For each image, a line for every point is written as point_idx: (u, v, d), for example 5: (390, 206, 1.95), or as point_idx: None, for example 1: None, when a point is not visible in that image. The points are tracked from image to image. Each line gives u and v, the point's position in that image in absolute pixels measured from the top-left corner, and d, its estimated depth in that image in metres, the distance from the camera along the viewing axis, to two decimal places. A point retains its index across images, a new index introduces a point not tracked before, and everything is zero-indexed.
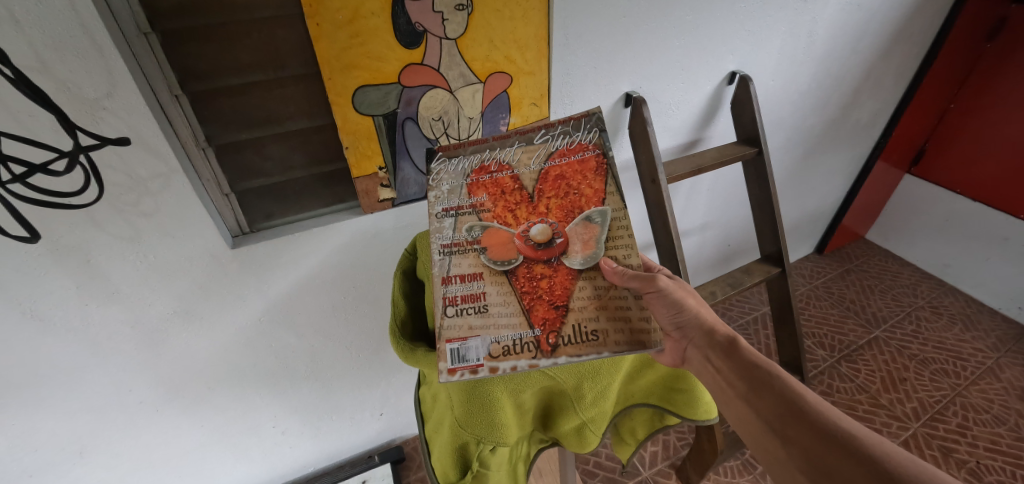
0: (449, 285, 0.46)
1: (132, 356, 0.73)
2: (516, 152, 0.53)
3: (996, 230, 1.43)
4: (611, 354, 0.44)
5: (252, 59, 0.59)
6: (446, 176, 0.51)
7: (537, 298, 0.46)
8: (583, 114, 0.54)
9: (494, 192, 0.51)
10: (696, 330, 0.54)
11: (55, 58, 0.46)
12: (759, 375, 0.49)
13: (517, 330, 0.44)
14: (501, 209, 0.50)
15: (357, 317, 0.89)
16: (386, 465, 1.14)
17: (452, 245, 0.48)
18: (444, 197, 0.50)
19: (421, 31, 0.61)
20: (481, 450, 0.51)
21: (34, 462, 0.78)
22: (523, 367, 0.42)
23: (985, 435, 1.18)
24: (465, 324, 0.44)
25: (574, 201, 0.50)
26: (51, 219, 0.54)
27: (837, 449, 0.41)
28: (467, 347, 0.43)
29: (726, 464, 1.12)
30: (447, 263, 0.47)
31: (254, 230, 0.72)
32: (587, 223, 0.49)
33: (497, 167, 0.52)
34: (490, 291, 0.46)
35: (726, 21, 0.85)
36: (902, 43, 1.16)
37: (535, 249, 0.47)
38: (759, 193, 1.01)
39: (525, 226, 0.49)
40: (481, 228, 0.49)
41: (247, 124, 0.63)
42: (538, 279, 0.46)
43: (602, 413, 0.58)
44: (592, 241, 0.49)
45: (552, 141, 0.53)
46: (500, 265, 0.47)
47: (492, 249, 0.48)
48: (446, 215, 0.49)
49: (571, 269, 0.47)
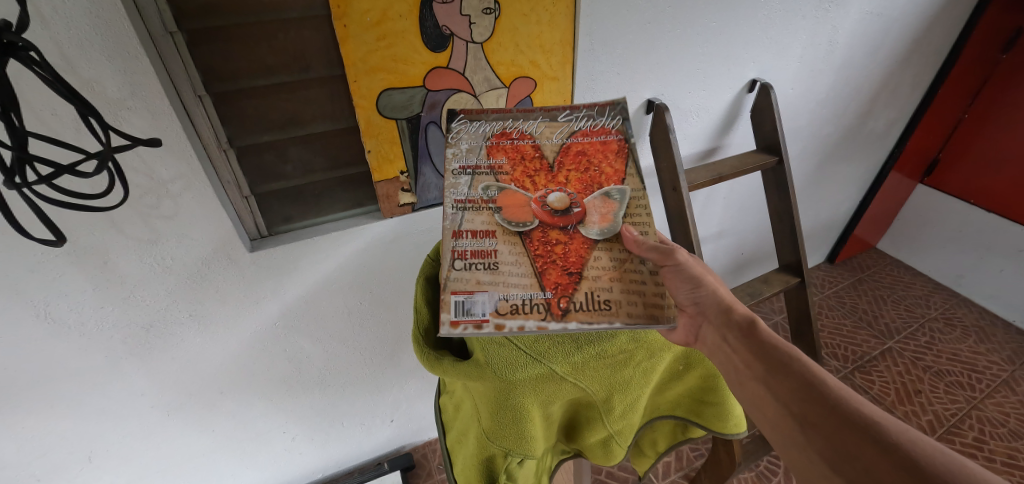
0: (459, 239, 0.44)
1: (144, 359, 0.71)
2: (539, 126, 0.53)
3: (1010, 242, 1.43)
4: (623, 325, 0.40)
5: (277, 61, 0.58)
6: (466, 136, 0.52)
7: (549, 262, 0.43)
8: (607, 103, 0.56)
9: (514, 157, 0.50)
10: (713, 309, 0.51)
11: (82, 57, 0.45)
12: (777, 358, 0.46)
13: (527, 290, 0.42)
14: (519, 174, 0.49)
15: (373, 323, 0.88)
16: (395, 473, 1.11)
17: (466, 202, 0.47)
18: (462, 155, 0.50)
19: (448, 34, 0.60)
20: (508, 463, 0.49)
21: (42, 466, 0.76)
22: (529, 329, 0.39)
23: (1002, 449, 1.16)
24: (473, 278, 0.42)
25: (593, 177, 0.49)
26: (70, 221, 0.53)
27: (860, 435, 0.38)
28: (473, 301, 0.40)
29: (740, 476, 1.11)
30: (459, 217, 0.46)
31: (272, 233, 0.71)
32: (606, 198, 0.48)
33: (518, 135, 0.52)
34: (501, 250, 0.44)
35: (749, 29, 0.85)
36: (920, 53, 1.15)
37: (551, 215, 0.46)
38: (779, 201, 1.00)
39: (543, 193, 0.48)
40: (497, 189, 0.48)
41: (269, 126, 0.62)
42: (551, 244, 0.44)
43: (629, 425, 0.56)
44: (610, 214, 0.47)
45: (575, 122, 0.53)
46: (514, 225, 0.45)
47: (506, 210, 0.47)
48: (462, 173, 0.49)
49: (588, 238, 0.45)
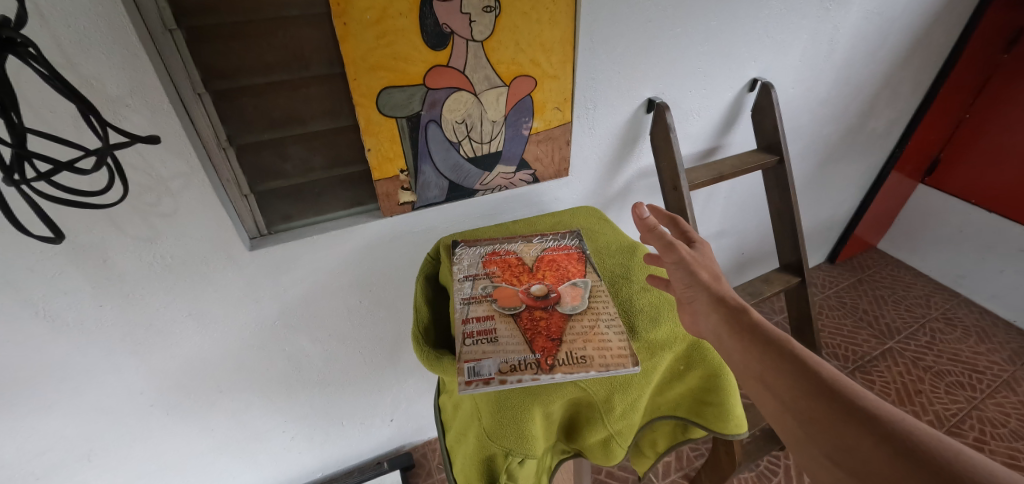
0: (466, 324, 0.50)
1: (142, 358, 0.71)
2: (521, 245, 0.65)
3: (1010, 242, 1.43)
4: (598, 374, 0.45)
5: (276, 59, 0.57)
6: (466, 257, 0.62)
7: (536, 333, 0.49)
8: (567, 230, 0.69)
9: (503, 266, 0.60)
10: (707, 305, 0.49)
11: (81, 54, 0.45)
12: (773, 350, 0.43)
13: (522, 353, 0.46)
14: (508, 275, 0.58)
15: (373, 322, 0.88)
16: (394, 473, 1.11)
17: (470, 297, 0.54)
18: (464, 267, 0.60)
19: (448, 32, 0.60)
20: (509, 463, 0.48)
21: (41, 465, 0.76)
22: (526, 382, 0.44)
23: (1004, 449, 1.16)
24: (479, 349, 0.47)
25: (564, 273, 0.58)
26: (69, 218, 0.53)
27: (862, 430, 0.35)
28: (481, 365, 0.45)
29: (740, 476, 1.10)
30: (466, 308, 0.52)
31: (271, 232, 0.71)
32: (574, 286, 0.56)
33: (506, 253, 0.63)
34: (500, 328, 0.50)
35: (751, 28, 0.84)
36: (921, 53, 1.15)
37: (535, 300, 0.53)
38: (780, 201, 0.99)
39: (527, 285, 0.56)
40: (493, 286, 0.56)
41: (269, 124, 0.62)
42: (537, 320, 0.51)
43: (629, 425, 0.55)
44: (579, 296, 0.54)
45: (546, 242, 0.65)
46: (508, 310, 0.52)
47: (500, 299, 0.54)
48: (465, 279, 0.57)
49: (564, 314, 0.51)
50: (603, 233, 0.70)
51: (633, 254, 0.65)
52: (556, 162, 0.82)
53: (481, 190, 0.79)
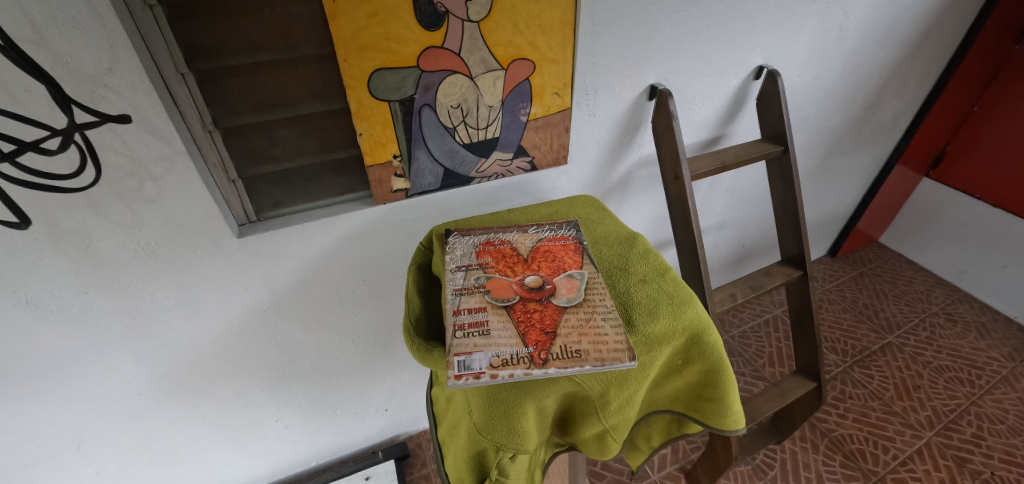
0: (457, 315, 0.48)
1: (129, 346, 0.69)
2: (515, 235, 0.63)
3: (1014, 237, 1.41)
4: (593, 369, 0.43)
5: (263, 37, 0.55)
6: (459, 247, 0.60)
7: (530, 325, 0.47)
8: (564, 220, 0.67)
9: (497, 256, 0.58)
10: None
11: (53, 29, 0.43)
12: None
13: (514, 346, 0.45)
14: (502, 266, 0.56)
15: (366, 311, 0.86)
16: (389, 462, 1.11)
17: (462, 288, 0.52)
18: (457, 258, 0.58)
19: (443, 12, 0.57)
20: (499, 458, 0.46)
21: (29, 453, 0.75)
22: (517, 378, 0.42)
23: (999, 445, 1.15)
24: (470, 343, 0.45)
25: (559, 264, 0.56)
26: (46, 203, 0.51)
27: None
28: (472, 359, 0.43)
29: (736, 469, 1.10)
30: (458, 300, 0.51)
31: (260, 219, 0.69)
32: (570, 277, 0.54)
33: (500, 242, 0.61)
34: (492, 320, 0.48)
35: (758, 13, 0.82)
36: (932, 42, 1.12)
37: (529, 292, 0.52)
38: (783, 192, 0.97)
39: (521, 276, 0.54)
40: (486, 277, 0.54)
41: (256, 106, 0.59)
42: (531, 312, 0.49)
43: (625, 420, 0.53)
44: (575, 288, 0.52)
45: (541, 232, 0.63)
46: (500, 301, 0.50)
47: (493, 291, 0.52)
48: (458, 269, 0.55)
49: (558, 306, 0.50)
50: (601, 222, 0.69)
51: (631, 246, 0.63)
52: (555, 149, 0.80)
53: (477, 177, 0.77)
